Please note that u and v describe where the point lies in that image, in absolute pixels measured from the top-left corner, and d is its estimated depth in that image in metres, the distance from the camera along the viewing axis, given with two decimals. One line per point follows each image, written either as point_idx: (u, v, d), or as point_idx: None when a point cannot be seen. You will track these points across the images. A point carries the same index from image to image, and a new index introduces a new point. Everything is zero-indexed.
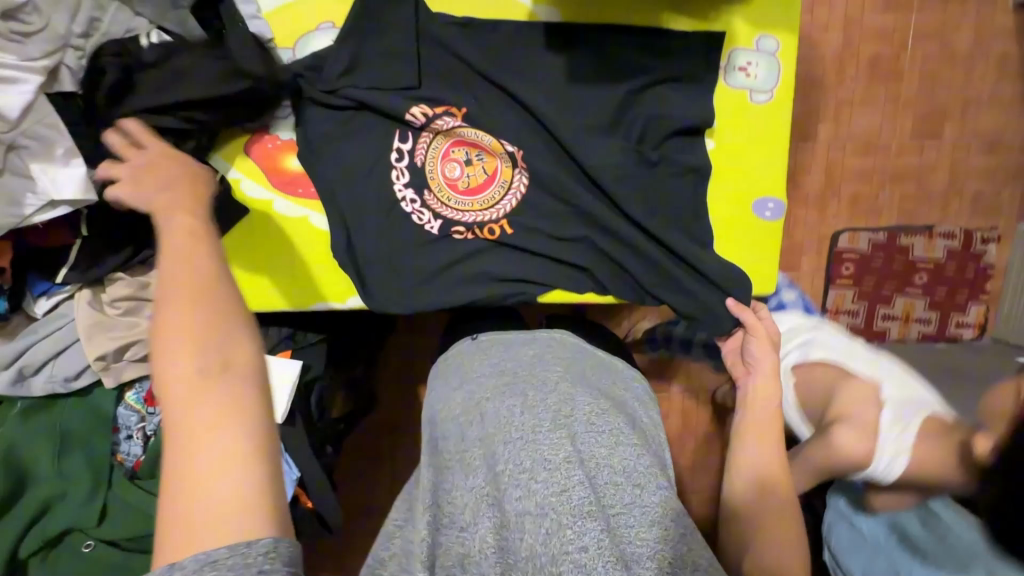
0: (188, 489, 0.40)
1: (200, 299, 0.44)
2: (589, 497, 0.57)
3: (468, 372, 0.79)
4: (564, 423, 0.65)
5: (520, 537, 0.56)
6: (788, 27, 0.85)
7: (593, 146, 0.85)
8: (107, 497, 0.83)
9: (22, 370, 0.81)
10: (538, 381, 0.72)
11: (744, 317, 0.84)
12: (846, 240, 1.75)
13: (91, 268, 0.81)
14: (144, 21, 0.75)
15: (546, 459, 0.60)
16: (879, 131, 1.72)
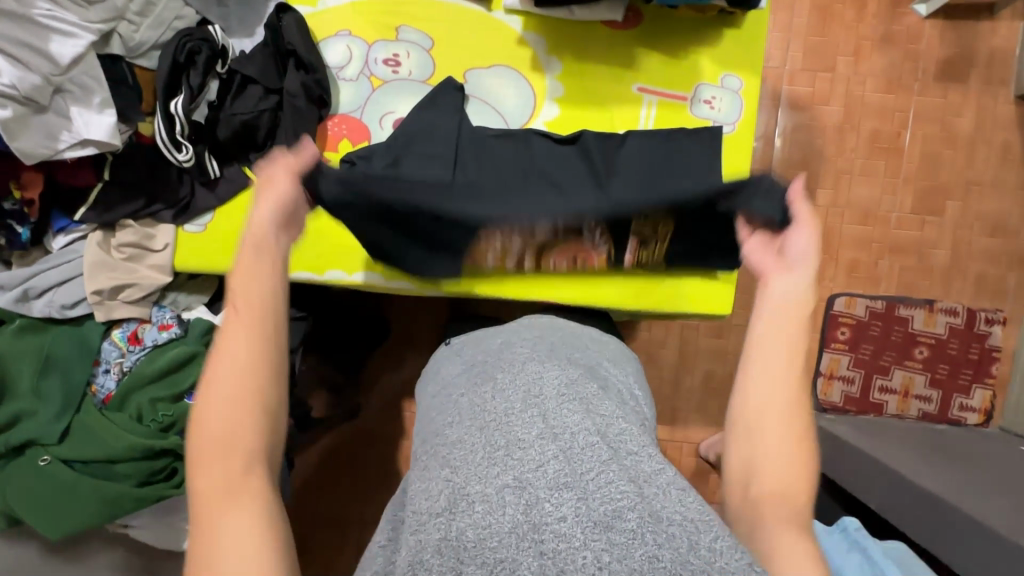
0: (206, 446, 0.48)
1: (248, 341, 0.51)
2: (564, 469, 0.56)
3: (450, 381, 0.84)
4: (535, 402, 0.67)
5: (498, 515, 0.53)
6: (752, 70, 0.94)
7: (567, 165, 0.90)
8: (74, 419, 0.90)
9: (28, 292, 0.91)
10: (508, 363, 0.77)
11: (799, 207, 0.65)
12: (842, 304, 1.76)
13: (105, 212, 0.92)
14: (191, 11, 0.89)
15: (520, 438, 0.61)
16: (879, 203, 1.76)
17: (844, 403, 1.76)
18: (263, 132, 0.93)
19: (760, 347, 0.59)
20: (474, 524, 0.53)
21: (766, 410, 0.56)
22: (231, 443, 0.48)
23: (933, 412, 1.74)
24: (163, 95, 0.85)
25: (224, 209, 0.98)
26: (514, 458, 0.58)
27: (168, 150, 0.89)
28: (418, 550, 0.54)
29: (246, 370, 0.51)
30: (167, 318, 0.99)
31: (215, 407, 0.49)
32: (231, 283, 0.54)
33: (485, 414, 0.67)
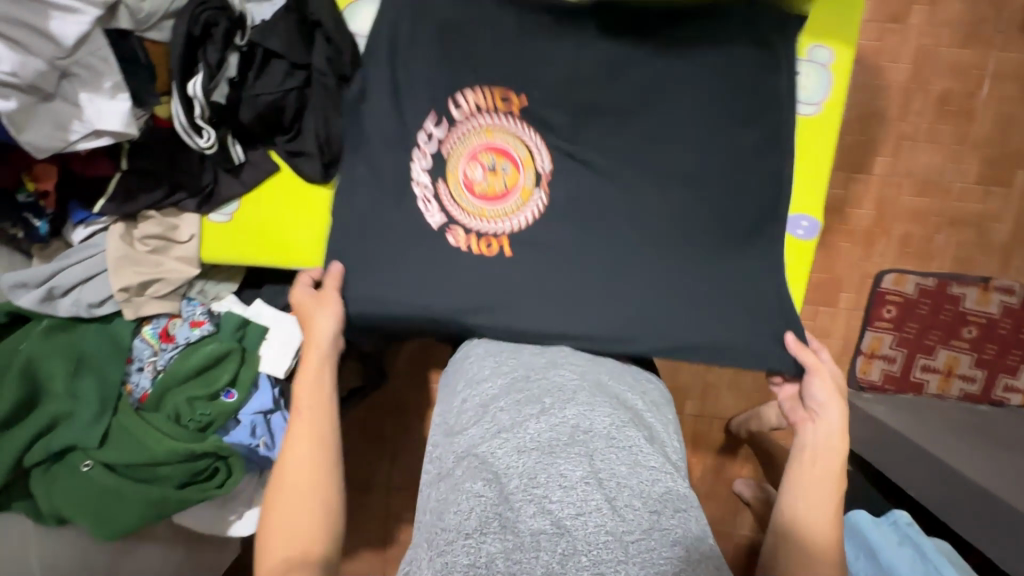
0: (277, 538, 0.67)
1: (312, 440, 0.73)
2: (608, 526, 0.56)
3: (476, 375, 0.76)
4: (582, 439, 0.64)
5: (534, 556, 0.55)
6: (845, 40, 0.82)
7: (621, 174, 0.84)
8: (111, 423, 0.87)
9: (52, 290, 0.85)
10: (553, 387, 0.71)
11: (807, 359, 0.81)
12: (891, 281, 1.66)
13: (125, 204, 0.85)
14: None
15: (563, 477, 0.60)
16: (941, 172, 1.62)
17: (881, 381, 1.68)
18: (290, 114, 0.84)
19: (806, 499, 0.74)
20: (511, 561, 0.55)
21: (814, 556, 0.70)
22: (302, 539, 0.67)
23: (976, 393, 1.66)
24: (179, 75, 0.76)
25: (250, 197, 0.91)
26: (556, 499, 0.58)
27: (189, 136, 0.81)
28: (448, 568, 0.57)
29: (303, 498, 0.69)
30: (198, 315, 0.95)
31: (283, 526, 0.68)
32: (299, 383, 0.76)
33: (525, 436, 0.64)
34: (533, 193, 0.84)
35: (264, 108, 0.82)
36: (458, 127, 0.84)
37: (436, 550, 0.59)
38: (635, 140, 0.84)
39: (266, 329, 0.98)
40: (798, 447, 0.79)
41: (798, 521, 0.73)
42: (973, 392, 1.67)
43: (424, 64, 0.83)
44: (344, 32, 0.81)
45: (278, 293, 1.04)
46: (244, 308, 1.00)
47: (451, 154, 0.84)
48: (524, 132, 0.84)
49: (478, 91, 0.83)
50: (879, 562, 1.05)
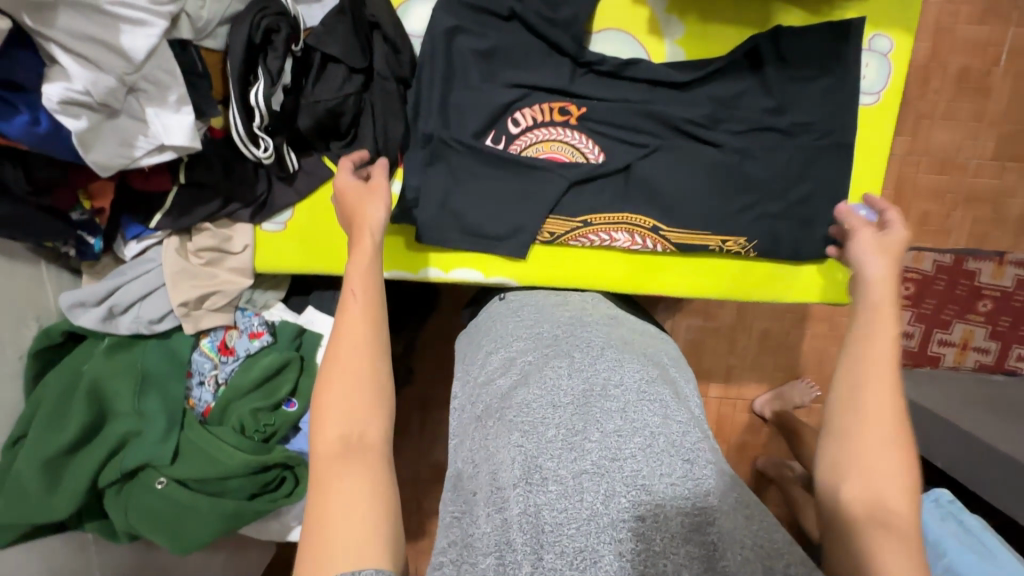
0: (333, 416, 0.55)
1: (363, 329, 0.60)
2: (645, 468, 0.53)
3: (505, 335, 0.76)
4: (615, 393, 0.60)
5: (579, 500, 0.51)
6: (904, 28, 0.82)
7: (676, 172, 0.86)
8: (179, 439, 0.86)
9: (112, 309, 0.84)
10: (582, 343, 0.68)
11: (847, 216, 0.73)
12: (910, 259, 1.66)
13: (182, 218, 0.84)
14: None
15: (599, 426, 0.56)
16: (958, 150, 1.61)
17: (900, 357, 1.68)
18: (347, 120, 0.82)
19: (870, 381, 0.56)
20: (557, 507, 0.50)
21: (879, 431, 0.53)
22: (360, 418, 0.56)
23: (989, 363, 1.65)
24: (239, 84, 0.73)
25: (305, 205, 0.90)
26: (594, 445, 0.54)
27: (246, 146, 0.79)
28: (499, 522, 0.52)
29: (350, 372, 0.58)
30: (256, 325, 0.94)
31: (337, 401, 0.56)
32: (351, 260, 0.65)
33: (558, 390, 0.60)
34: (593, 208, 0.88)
35: (322, 115, 0.80)
36: (516, 142, 0.87)
37: (490, 506, 0.53)
38: (698, 135, 0.85)
39: (323, 336, 0.98)
40: (867, 313, 0.61)
41: (853, 395, 0.56)
42: (987, 362, 1.65)
43: (475, 72, 0.84)
44: (404, 37, 0.81)
45: (329, 299, 1.02)
46: (296, 317, 0.99)
47: (512, 167, 0.87)
48: (580, 145, 0.87)
49: (535, 108, 0.86)
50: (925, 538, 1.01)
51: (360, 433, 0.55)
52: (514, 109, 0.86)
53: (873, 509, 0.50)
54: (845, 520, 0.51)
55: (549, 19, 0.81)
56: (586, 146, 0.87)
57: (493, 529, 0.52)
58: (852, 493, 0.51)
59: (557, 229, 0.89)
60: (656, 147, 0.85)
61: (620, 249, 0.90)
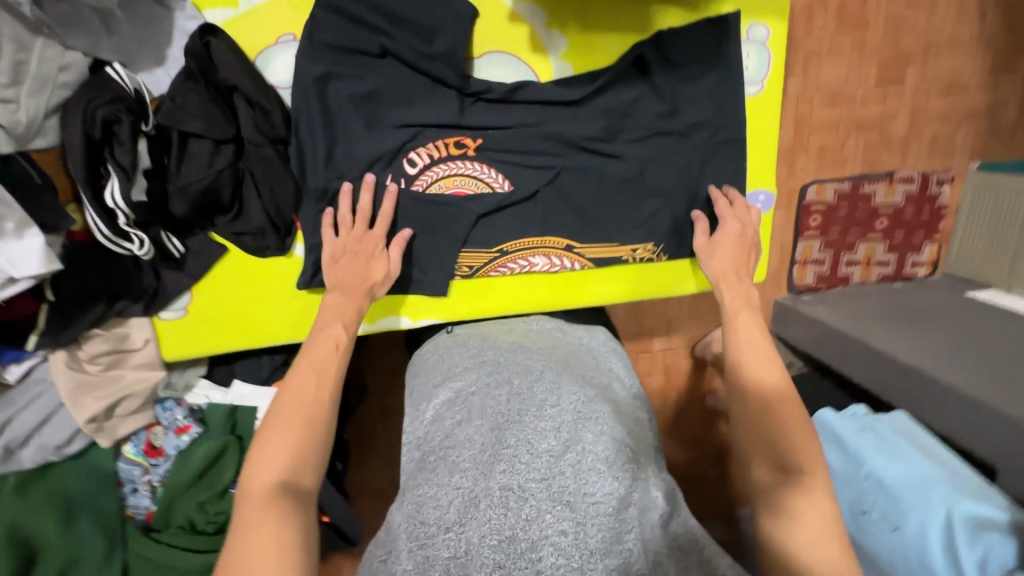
0: (287, 423, 0.57)
1: (325, 362, 0.63)
2: (570, 485, 0.55)
3: (450, 365, 0.76)
4: (550, 413, 0.61)
5: (502, 515, 0.53)
6: (778, 15, 0.83)
7: (586, 187, 0.86)
8: (125, 554, 0.83)
9: (8, 445, 0.76)
10: (522, 368, 0.69)
11: (719, 208, 0.84)
12: (814, 192, 1.58)
13: (65, 331, 0.75)
14: (77, 55, 0.65)
15: (532, 446, 0.57)
16: (847, 83, 1.53)
17: (813, 283, 1.65)
18: (227, 194, 0.75)
19: (756, 366, 0.64)
20: (484, 524, 0.53)
21: (769, 407, 0.60)
22: (300, 465, 0.56)
23: (889, 273, 1.65)
24: (88, 185, 0.65)
25: (205, 284, 0.83)
26: (523, 464, 0.56)
27: (119, 245, 0.71)
28: (428, 559, 0.54)
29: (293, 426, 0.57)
30: (181, 419, 0.89)
31: (290, 411, 0.58)
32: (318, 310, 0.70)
33: (494, 415, 0.62)
34: (511, 236, 0.87)
35: (197, 195, 0.72)
36: (418, 182, 0.82)
37: (416, 542, 0.55)
38: (595, 151, 0.84)
39: (257, 409, 0.93)
40: (730, 318, 0.71)
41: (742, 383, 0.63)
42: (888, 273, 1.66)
43: (356, 119, 0.78)
44: (269, 93, 0.73)
45: (256, 367, 0.96)
46: (224, 394, 0.93)
47: (420, 208, 0.82)
48: (484, 174, 0.84)
49: (431, 144, 0.81)
50: (848, 451, 0.98)
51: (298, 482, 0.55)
52: (408, 150, 0.81)
53: (778, 471, 0.56)
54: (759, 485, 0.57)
55: (427, 54, 0.75)
56: (490, 176, 0.84)
57: (415, 566, 0.54)
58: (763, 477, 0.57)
59: (477, 263, 0.88)
60: (563, 167, 0.84)
61: (540, 273, 0.90)
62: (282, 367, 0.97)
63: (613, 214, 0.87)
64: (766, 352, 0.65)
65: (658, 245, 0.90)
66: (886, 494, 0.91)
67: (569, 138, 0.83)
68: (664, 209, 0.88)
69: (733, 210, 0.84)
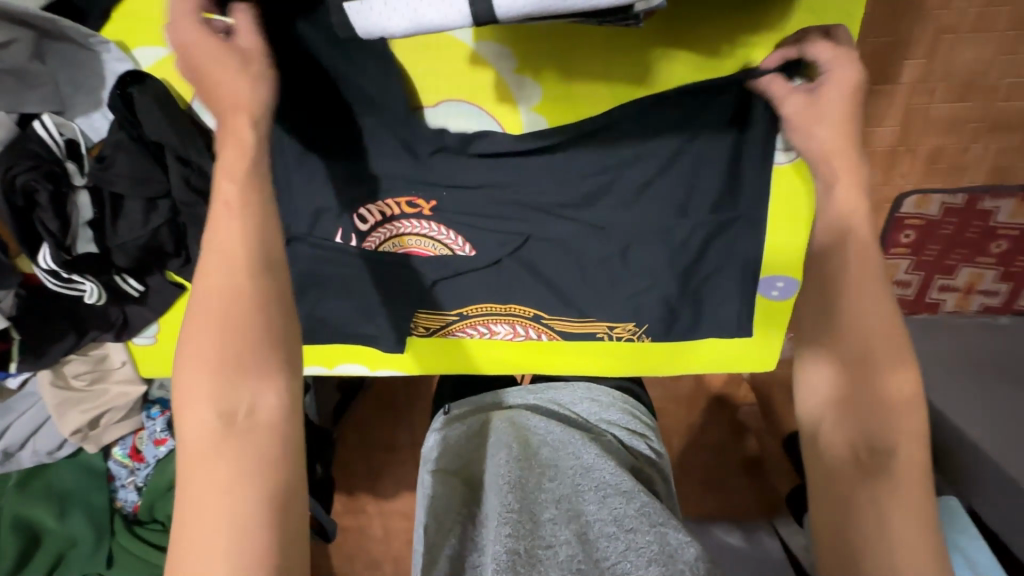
0: (194, 367, 0.45)
1: (223, 256, 0.47)
2: (580, 553, 0.51)
3: (454, 456, 0.72)
4: (550, 487, 0.61)
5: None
6: None
7: (559, 258, 0.73)
8: (112, 544, 0.92)
9: (8, 450, 0.85)
10: (522, 439, 0.68)
11: (807, 72, 0.56)
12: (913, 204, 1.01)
13: (41, 359, 0.80)
14: (1, 112, 0.63)
15: (537, 514, 0.56)
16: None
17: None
18: (171, 246, 0.72)
19: (861, 294, 0.51)
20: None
21: (849, 374, 0.51)
22: (236, 392, 0.45)
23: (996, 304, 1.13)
24: (26, 248, 0.65)
25: (168, 317, 0.84)
26: (526, 530, 0.54)
27: (72, 290, 0.72)
28: None
29: (207, 351, 0.45)
30: (160, 431, 0.94)
31: (201, 338, 0.45)
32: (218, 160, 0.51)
33: (496, 483, 0.61)
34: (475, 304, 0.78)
35: (138, 250, 0.71)
36: (368, 238, 0.73)
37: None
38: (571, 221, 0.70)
39: None
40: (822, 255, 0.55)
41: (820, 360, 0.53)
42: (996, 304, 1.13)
43: (295, 172, 0.69)
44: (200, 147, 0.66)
45: None
46: None
47: (374, 265, 0.74)
48: (441, 234, 0.72)
49: (382, 202, 0.70)
50: None
51: (248, 408, 0.44)
52: (357, 205, 0.70)
53: (860, 454, 0.48)
54: (830, 467, 0.49)
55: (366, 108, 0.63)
56: (450, 238, 0.72)
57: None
58: (836, 437, 0.50)
59: (433, 323, 0.81)
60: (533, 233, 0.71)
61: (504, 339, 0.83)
62: None
63: (587, 288, 0.75)
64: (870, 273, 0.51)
65: (641, 327, 0.78)
66: None
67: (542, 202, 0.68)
68: (653, 289, 0.74)
69: (837, 69, 0.55)
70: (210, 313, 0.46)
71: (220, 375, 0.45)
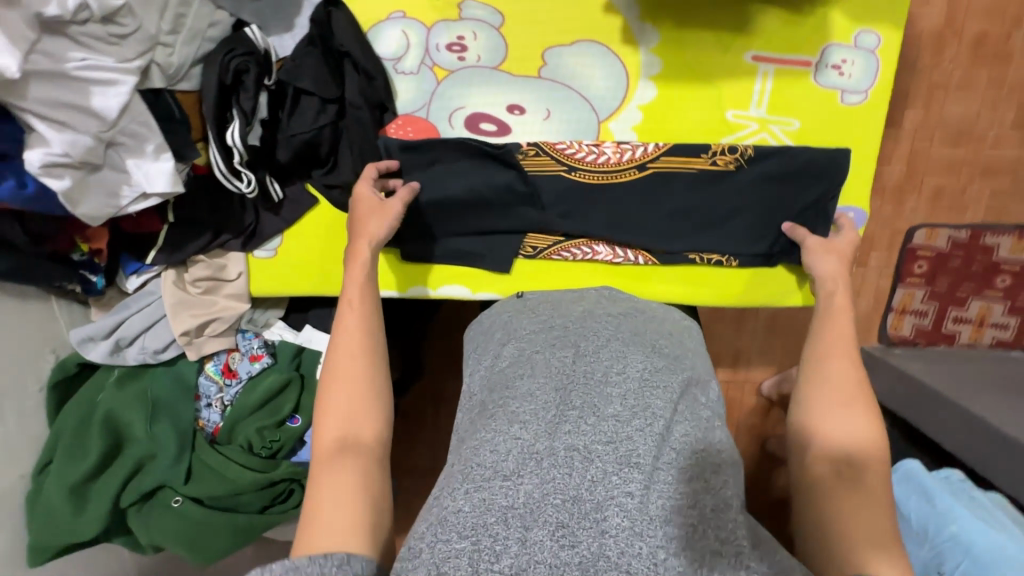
0: (333, 384, 0.62)
1: (364, 304, 0.68)
2: (639, 447, 0.57)
3: (515, 327, 0.76)
4: (616, 380, 0.64)
5: (568, 475, 0.54)
6: (894, 21, 0.78)
7: (658, 184, 0.84)
8: (191, 460, 0.91)
9: (119, 342, 0.91)
10: (590, 332, 0.70)
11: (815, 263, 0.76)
12: (921, 236, 1.31)
13: (175, 252, 0.87)
14: (224, 14, 0.77)
15: (597, 408, 0.60)
16: (974, 122, 1.26)
17: (910, 336, 1.35)
18: (326, 149, 0.83)
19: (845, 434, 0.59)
20: (544, 481, 0.54)
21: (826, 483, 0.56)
22: (361, 408, 0.61)
23: (1004, 337, 1.31)
24: (216, 124, 0.75)
25: (294, 231, 0.91)
26: (589, 425, 0.59)
27: (231, 181, 0.80)
28: (486, 502, 0.54)
29: (355, 376, 0.62)
30: (256, 348, 0.99)
31: (337, 366, 0.63)
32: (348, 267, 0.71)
33: (559, 374, 0.65)
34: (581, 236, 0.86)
35: (301, 146, 0.81)
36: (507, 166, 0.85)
37: (471, 484, 0.56)
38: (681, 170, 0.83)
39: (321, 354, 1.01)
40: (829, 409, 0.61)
41: (803, 426, 0.61)
42: (1006, 338, 1.31)
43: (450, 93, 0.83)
44: (375, 61, 0.81)
45: (328, 317, 1.03)
46: (296, 335, 1.02)
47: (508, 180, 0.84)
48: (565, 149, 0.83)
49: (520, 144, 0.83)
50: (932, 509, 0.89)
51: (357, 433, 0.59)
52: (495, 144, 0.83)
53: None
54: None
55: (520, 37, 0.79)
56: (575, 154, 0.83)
57: (472, 508, 0.54)
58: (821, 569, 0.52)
59: (540, 242, 0.86)
60: (650, 164, 0.83)
61: (602, 263, 0.87)
62: None
63: (681, 212, 0.84)
64: (838, 349, 0.65)
65: (728, 254, 0.85)
66: (973, 557, 0.82)
67: (638, 175, 0.83)
68: (737, 215, 0.84)
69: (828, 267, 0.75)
70: (346, 353, 0.64)
71: (355, 394, 0.61)
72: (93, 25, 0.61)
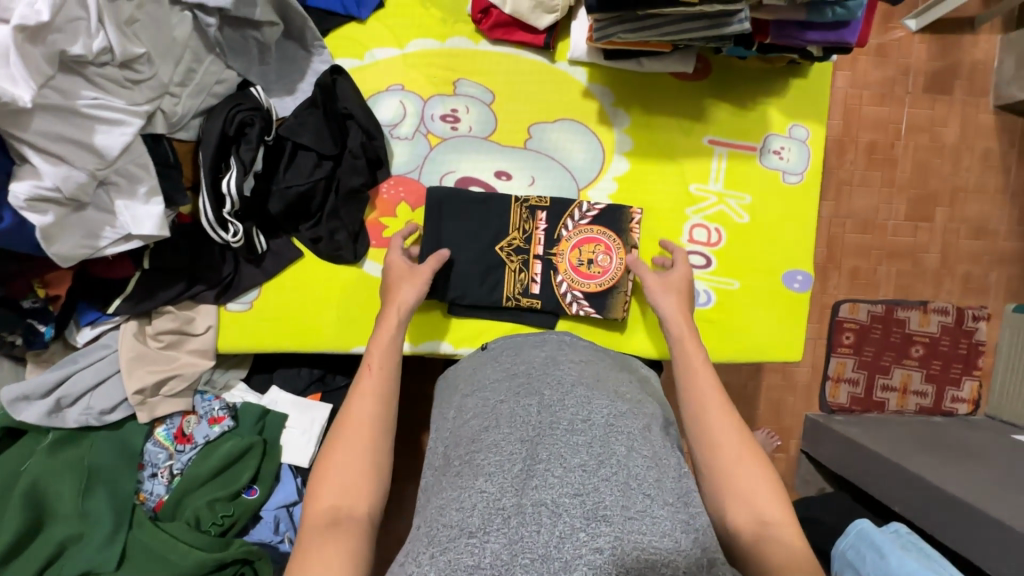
0: (335, 449, 0.58)
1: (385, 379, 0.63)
2: (609, 499, 0.50)
3: (481, 379, 0.70)
4: (583, 426, 0.56)
5: (535, 533, 0.47)
6: (818, 118, 0.94)
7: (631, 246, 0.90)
8: (127, 540, 0.80)
9: (59, 401, 0.82)
10: (553, 380, 0.63)
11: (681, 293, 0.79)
12: (846, 311, 1.44)
13: (143, 301, 0.83)
14: (233, 74, 0.80)
15: (563, 459, 0.52)
16: (877, 212, 1.44)
17: (847, 403, 1.44)
18: (318, 203, 0.85)
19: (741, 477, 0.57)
20: (511, 540, 0.47)
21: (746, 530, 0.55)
22: (358, 488, 0.56)
23: (925, 404, 1.43)
24: (211, 172, 0.76)
25: (271, 285, 0.87)
26: (555, 477, 0.51)
27: (216, 231, 0.79)
28: (453, 565, 0.46)
29: (361, 446, 0.58)
30: (216, 410, 0.89)
31: (349, 433, 0.59)
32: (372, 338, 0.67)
33: (524, 425, 0.57)
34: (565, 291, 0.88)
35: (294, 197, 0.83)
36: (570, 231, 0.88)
37: (438, 547, 0.48)
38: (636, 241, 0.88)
39: (286, 417, 0.93)
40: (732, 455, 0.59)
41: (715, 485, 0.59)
42: (928, 406, 1.43)
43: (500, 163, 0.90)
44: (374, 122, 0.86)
45: (294, 376, 0.98)
46: (259, 397, 0.94)
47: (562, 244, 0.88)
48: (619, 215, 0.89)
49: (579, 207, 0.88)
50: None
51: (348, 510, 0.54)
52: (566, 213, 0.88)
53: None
54: None
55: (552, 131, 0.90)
56: (580, 247, 0.87)
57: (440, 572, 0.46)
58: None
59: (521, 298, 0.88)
60: None
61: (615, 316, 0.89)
62: (318, 382, 0.99)
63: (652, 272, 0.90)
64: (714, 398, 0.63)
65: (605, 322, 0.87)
66: None
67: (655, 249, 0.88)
68: None
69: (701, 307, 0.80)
70: (354, 425, 0.59)
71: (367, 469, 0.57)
72: (111, 69, 0.64)
